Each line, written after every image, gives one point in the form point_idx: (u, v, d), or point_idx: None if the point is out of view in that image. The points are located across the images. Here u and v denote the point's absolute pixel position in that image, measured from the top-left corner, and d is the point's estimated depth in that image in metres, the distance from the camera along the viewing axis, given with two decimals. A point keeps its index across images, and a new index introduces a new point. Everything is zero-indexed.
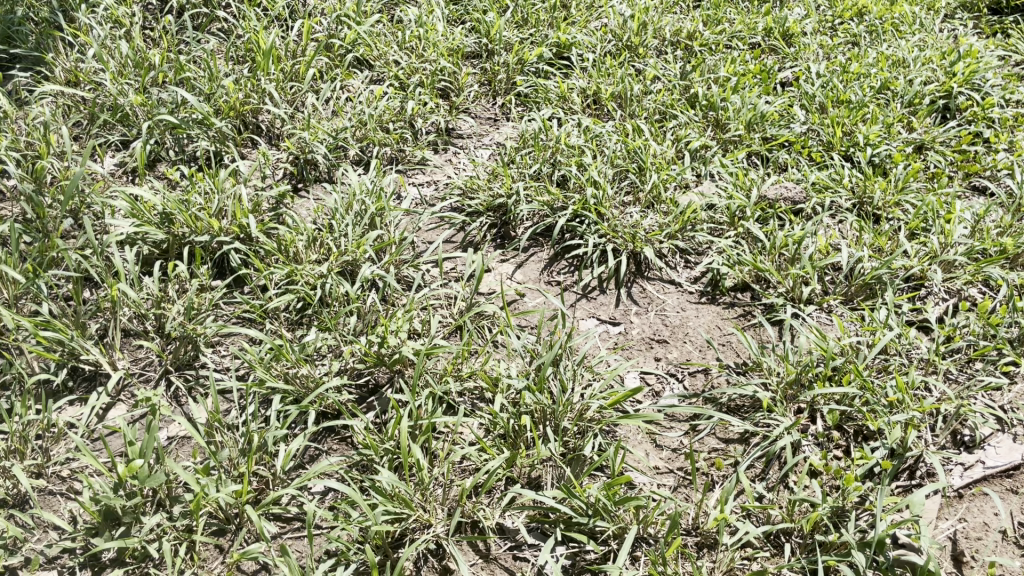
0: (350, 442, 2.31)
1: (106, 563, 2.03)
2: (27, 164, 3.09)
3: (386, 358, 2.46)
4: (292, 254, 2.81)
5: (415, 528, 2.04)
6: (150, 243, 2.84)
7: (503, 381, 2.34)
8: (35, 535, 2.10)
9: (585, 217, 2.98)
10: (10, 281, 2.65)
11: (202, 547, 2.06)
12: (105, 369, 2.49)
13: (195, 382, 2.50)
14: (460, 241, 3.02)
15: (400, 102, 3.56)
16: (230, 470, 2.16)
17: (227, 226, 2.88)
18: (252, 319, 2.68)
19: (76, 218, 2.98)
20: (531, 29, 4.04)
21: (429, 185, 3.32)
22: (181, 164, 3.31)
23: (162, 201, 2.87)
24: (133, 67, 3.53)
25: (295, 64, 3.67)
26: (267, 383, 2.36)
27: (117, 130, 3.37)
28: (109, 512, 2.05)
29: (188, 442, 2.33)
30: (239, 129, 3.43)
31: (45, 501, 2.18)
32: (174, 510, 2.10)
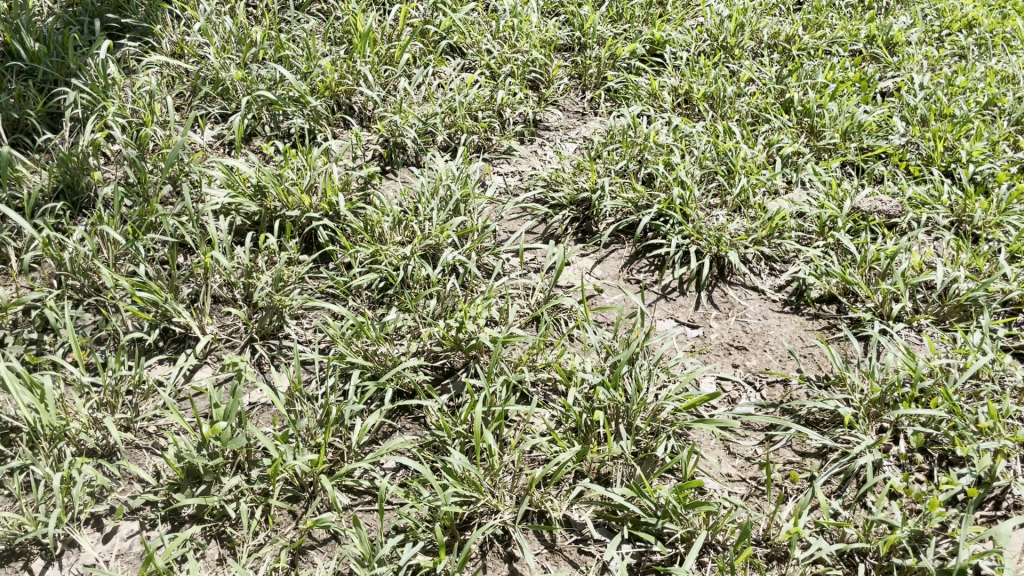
0: (423, 423, 2.35)
1: (185, 518, 2.11)
2: (132, 131, 3.22)
3: (463, 343, 2.48)
4: (377, 235, 2.86)
5: (483, 512, 2.06)
6: (243, 215, 2.93)
7: (578, 374, 2.34)
8: (121, 486, 2.19)
9: (670, 216, 2.94)
10: (110, 242, 2.77)
11: (276, 512, 2.13)
12: (194, 332, 2.58)
13: (278, 352, 2.58)
14: (541, 233, 3.02)
15: (491, 90, 3.57)
16: (307, 439, 2.23)
17: (317, 202, 2.96)
18: (336, 295, 2.74)
19: (174, 185, 3.09)
20: (624, 25, 4.01)
21: (513, 175, 3.33)
22: (276, 139, 3.40)
23: (256, 174, 2.97)
24: (236, 43, 3.64)
25: (390, 48, 3.73)
26: (347, 357, 2.42)
27: (217, 103, 3.48)
28: (191, 470, 2.14)
29: (268, 409, 2.40)
30: (333, 109, 3.51)
31: (132, 454, 2.27)
32: (252, 473, 2.17)
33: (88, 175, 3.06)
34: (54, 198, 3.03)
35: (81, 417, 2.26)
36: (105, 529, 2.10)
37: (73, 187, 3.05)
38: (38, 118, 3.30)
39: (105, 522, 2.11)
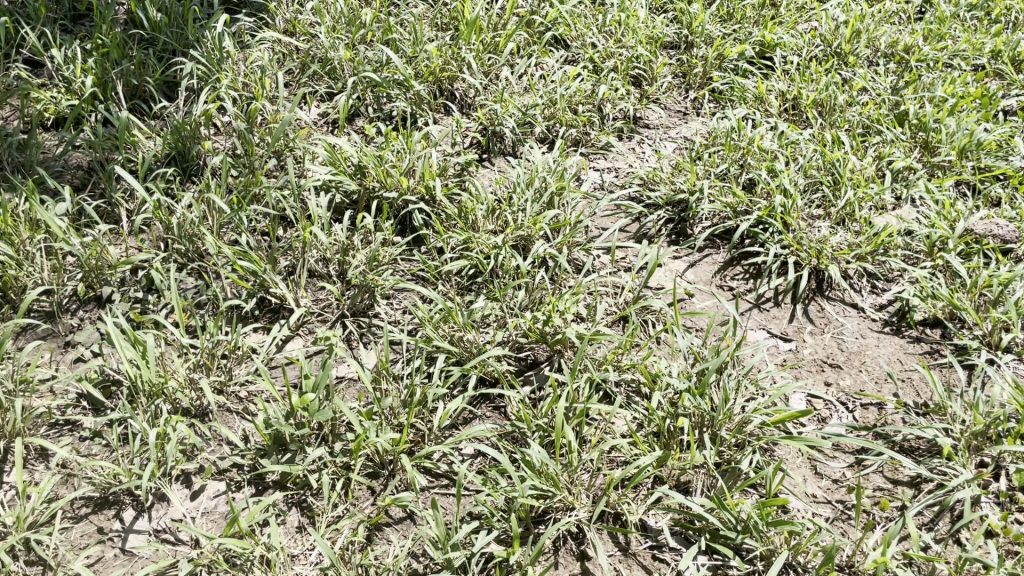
0: (503, 412, 2.36)
1: (269, 484, 2.17)
2: (243, 104, 3.33)
3: (549, 336, 2.47)
4: (470, 222, 2.87)
5: (559, 508, 2.06)
6: (342, 193, 2.99)
7: (664, 378, 2.30)
8: (211, 446, 2.26)
9: (769, 224, 2.86)
10: (216, 210, 2.87)
11: (356, 486, 2.17)
12: (289, 304, 2.65)
13: (367, 330, 2.63)
14: (634, 232, 2.98)
15: (593, 85, 3.54)
16: (390, 418, 2.26)
17: (414, 185, 3.00)
18: (426, 279, 2.77)
19: (279, 159, 3.17)
20: (734, 25, 3.92)
21: (610, 171, 3.29)
22: (378, 121, 3.45)
23: (358, 153, 3.03)
24: (346, 24, 3.71)
25: (496, 37, 3.75)
26: (434, 341, 2.45)
27: (324, 82, 3.56)
28: (278, 438, 2.21)
29: (354, 385, 2.45)
30: (435, 94, 3.54)
31: (223, 417, 2.35)
32: (336, 447, 2.21)
33: (199, 144, 3.17)
34: (166, 163, 3.15)
35: (178, 376, 2.35)
36: (193, 486, 2.18)
37: (184, 155, 3.17)
38: (156, 87, 3.45)
39: (193, 479, 2.19)
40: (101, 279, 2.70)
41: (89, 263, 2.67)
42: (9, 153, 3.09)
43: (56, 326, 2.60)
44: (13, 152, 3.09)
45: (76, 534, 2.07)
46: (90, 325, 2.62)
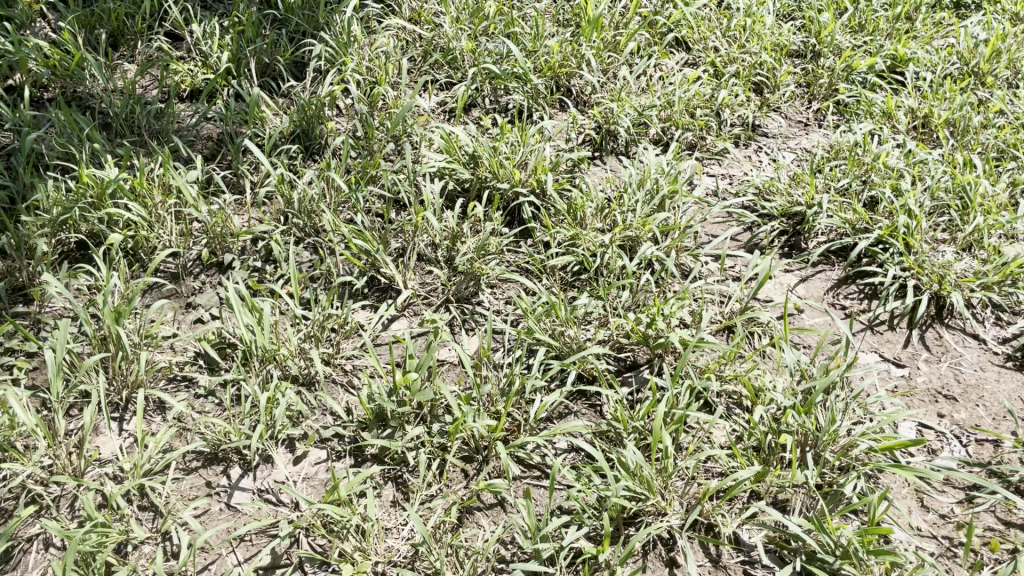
0: (599, 411, 2.35)
1: (368, 457, 2.25)
2: (366, 88, 3.43)
3: (650, 339, 2.44)
4: (579, 218, 2.87)
5: (651, 512, 2.04)
6: (456, 180, 3.05)
7: (767, 393, 2.25)
8: (315, 414, 2.36)
9: (890, 245, 2.76)
10: (335, 189, 2.97)
11: (451, 468, 2.22)
12: (397, 285, 2.73)
13: (470, 316, 2.67)
14: (746, 241, 2.92)
15: (713, 89, 3.49)
16: (488, 405, 2.30)
17: (526, 178, 3.02)
18: (531, 272, 2.79)
19: (397, 144, 3.25)
20: (866, 36, 3.79)
21: (724, 178, 3.24)
22: (494, 112, 3.49)
23: (473, 143, 3.07)
24: (470, 15, 3.76)
25: (617, 36, 3.73)
26: (535, 333, 2.46)
27: (444, 71, 3.63)
28: (380, 413, 2.28)
29: (455, 369, 2.51)
30: (552, 89, 3.56)
31: (329, 388, 2.45)
32: (433, 427, 2.28)
33: (322, 124, 3.28)
34: (290, 140, 3.28)
35: (290, 344, 2.45)
36: (296, 451, 2.27)
37: (308, 133, 3.29)
38: (285, 66, 3.58)
39: (297, 445, 2.28)
40: (223, 247, 2.83)
41: (215, 230, 2.81)
42: (147, 121, 3.27)
43: (180, 287, 2.75)
44: (151, 120, 3.27)
45: (186, 485, 2.17)
46: (211, 289, 2.75)
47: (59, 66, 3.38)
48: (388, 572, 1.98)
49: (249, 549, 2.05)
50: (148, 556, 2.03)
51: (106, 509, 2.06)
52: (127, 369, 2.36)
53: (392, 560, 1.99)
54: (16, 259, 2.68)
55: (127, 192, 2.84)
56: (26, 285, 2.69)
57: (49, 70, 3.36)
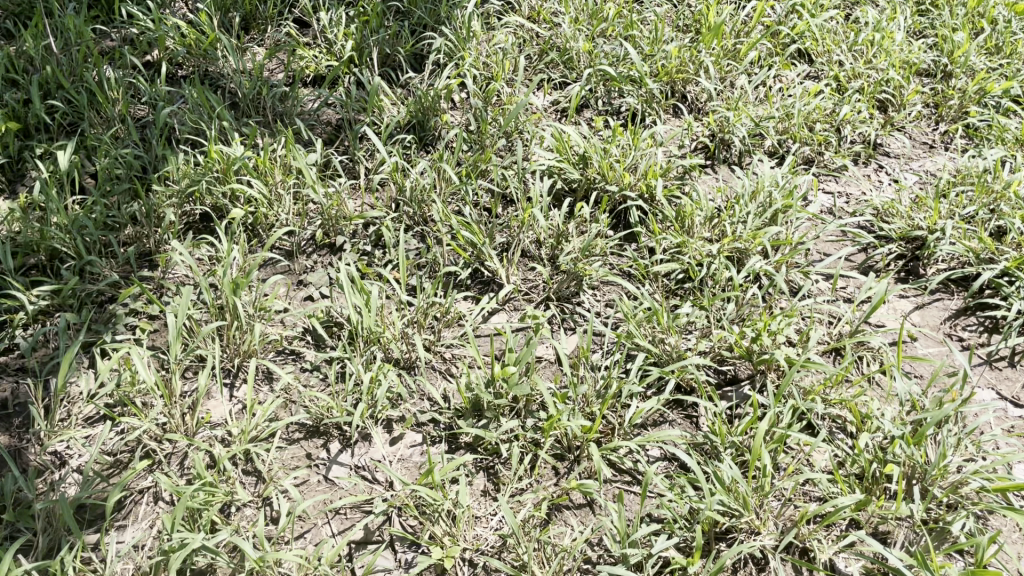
0: (695, 422, 2.33)
1: (461, 445, 2.29)
2: (482, 84, 3.47)
3: (753, 355, 2.40)
4: (686, 226, 2.84)
5: (744, 529, 2.01)
6: (564, 180, 3.05)
7: (874, 420, 2.18)
8: (413, 399, 2.42)
9: (1017, 278, 2.62)
10: (446, 180, 3.03)
11: (543, 464, 2.23)
12: (500, 279, 2.77)
13: (570, 316, 2.68)
14: (859, 262, 2.83)
15: (834, 103, 3.39)
16: (583, 405, 2.31)
17: (635, 182, 3.00)
18: (634, 276, 2.77)
19: (508, 140, 3.27)
20: (1003, 59, 3.61)
21: (840, 196, 3.15)
22: (606, 114, 3.48)
23: (584, 144, 3.08)
24: (589, 16, 3.77)
25: (737, 44, 3.67)
26: (635, 338, 2.44)
27: (559, 70, 3.64)
28: (477, 403, 2.32)
29: (552, 366, 2.52)
30: (667, 94, 3.52)
31: (428, 374, 2.50)
32: (527, 421, 2.30)
33: (437, 116, 3.35)
34: (406, 130, 3.35)
35: (394, 328, 2.52)
36: (393, 433, 2.34)
37: (423, 124, 3.36)
38: (405, 58, 3.67)
39: (394, 427, 2.35)
40: (336, 229, 2.93)
41: (329, 213, 2.92)
42: (272, 103, 3.40)
43: (293, 265, 2.86)
44: (275, 102, 3.40)
45: (288, 455, 2.27)
46: (321, 269, 2.86)
47: (194, 46, 3.55)
48: (475, 560, 2.03)
49: (343, 523, 2.12)
50: (249, 518, 2.13)
51: (213, 470, 2.17)
52: (241, 338, 2.48)
53: (481, 549, 2.04)
54: (146, 226, 2.84)
55: (250, 170, 2.97)
56: (152, 251, 2.84)
57: (185, 49, 3.53)
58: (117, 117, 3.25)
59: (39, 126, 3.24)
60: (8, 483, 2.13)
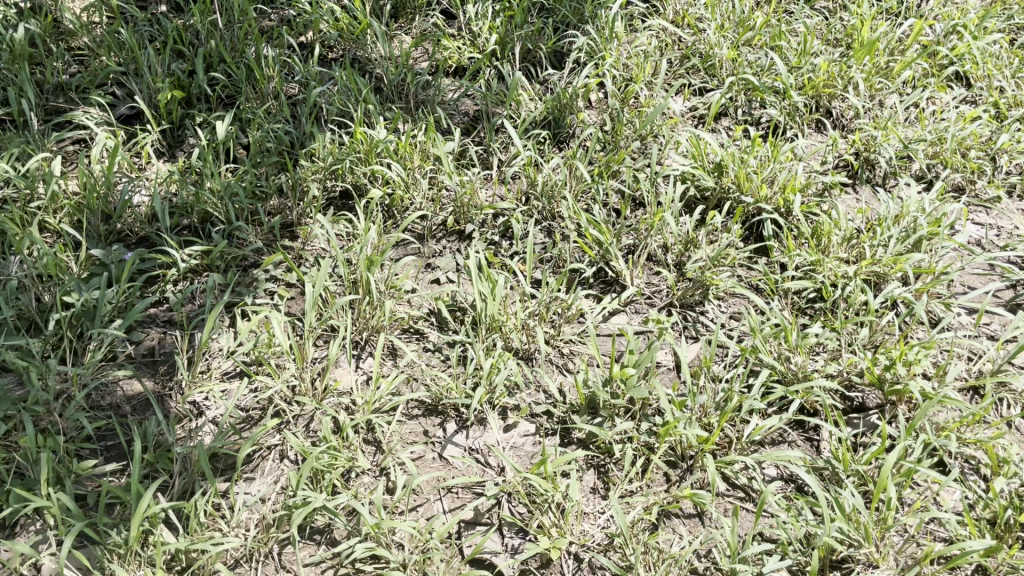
0: (816, 446, 2.27)
1: (574, 440, 2.31)
2: (621, 85, 3.47)
3: (885, 383, 2.33)
4: (822, 245, 2.76)
5: (860, 560, 1.96)
6: (698, 187, 3.01)
7: (1012, 465, 2.08)
8: (529, 389, 2.46)
9: None
10: (578, 178, 3.05)
11: (655, 468, 2.23)
12: (623, 281, 2.76)
13: (692, 324, 2.65)
14: (1008, 300, 2.69)
15: (992, 131, 3.22)
16: (700, 415, 2.28)
17: (772, 196, 2.93)
18: (762, 290, 2.72)
19: (643, 142, 3.26)
20: None
21: (991, 228, 2.99)
22: (745, 124, 3.42)
23: (722, 152, 3.03)
24: (735, 24, 3.71)
25: (891, 62, 3.53)
26: (760, 353, 2.40)
27: (700, 76, 3.60)
28: (593, 401, 2.33)
29: (671, 372, 2.51)
30: (811, 108, 3.43)
31: (547, 367, 2.54)
32: (642, 425, 2.29)
33: (573, 114, 3.37)
34: (541, 126, 3.39)
35: (516, 318, 2.57)
36: (508, 420, 2.38)
37: (558, 121, 3.38)
38: (546, 54, 3.71)
39: (509, 414, 2.40)
40: (466, 217, 3.00)
41: (462, 200, 2.99)
42: (415, 90, 3.50)
43: (424, 248, 2.95)
44: (418, 90, 3.49)
45: (407, 430, 2.35)
46: (450, 254, 2.93)
47: (346, 31, 3.69)
48: (581, 555, 2.06)
49: (455, 501, 2.19)
50: (367, 486, 2.22)
51: (338, 436, 2.27)
52: (371, 312, 2.59)
53: (587, 544, 2.07)
54: (290, 199, 2.99)
55: (391, 153, 3.08)
56: (293, 223, 2.99)
57: (337, 33, 3.68)
58: (271, 93, 3.42)
59: (200, 96, 3.44)
60: (152, 425, 2.28)
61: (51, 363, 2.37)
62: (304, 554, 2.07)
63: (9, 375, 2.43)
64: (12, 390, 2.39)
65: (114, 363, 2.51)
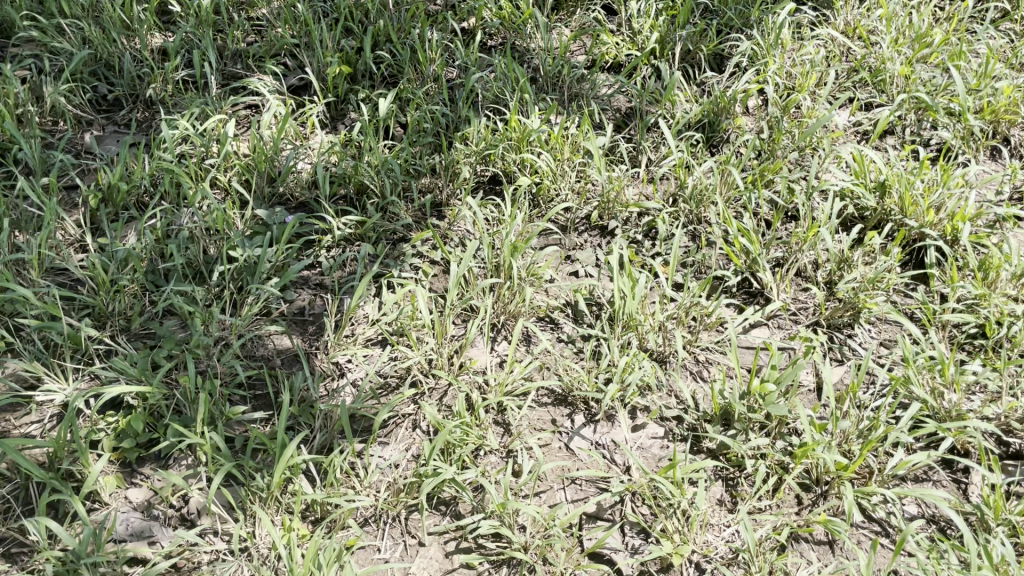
0: (964, 489, 2.17)
1: (704, 449, 2.28)
2: (784, 93, 3.37)
3: None
4: (989, 279, 2.60)
5: None
6: (857, 205, 2.90)
7: None
8: (662, 392, 2.43)
9: None
10: (731, 184, 2.98)
11: (787, 488, 2.17)
12: (769, 293, 2.68)
13: (839, 346, 2.56)
14: None
15: None
16: (840, 441, 2.20)
17: (939, 222, 2.79)
18: (919, 320, 2.60)
19: (801, 154, 3.16)
20: None
21: None
22: (913, 144, 3.26)
23: (886, 171, 2.90)
24: (912, 38, 3.53)
25: None
26: (912, 385, 2.29)
27: (868, 90, 3.45)
28: (727, 412, 2.29)
29: (812, 393, 2.43)
30: (987, 133, 3.23)
31: (681, 372, 2.51)
32: (777, 443, 2.24)
33: (730, 119, 3.29)
34: (696, 128, 3.33)
35: (654, 319, 2.54)
36: (638, 421, 2.37)
37: (713, 125, 3.32)
38: (707, 56, 3.64)
39: (639, 415, 2.38)
40: (611, 213, 2.99)
41: (609, 196, 2.98)
42: (571, 82, 3.51)
43: (567, 239, 2.97)
44: (573, 83, 3.50)
45: (536, 416, 2.38)
46: (592, 248, 2.93)
47: (508, 19, 3.73)
48: (703, 565, 2.03)
49: (578, 493, 2.21)
50: (494, 465, 2.27)
51: (471, 414, 2.33)
52: (511, 297, 2.63)
53: (709, 556, 2.04)
54: (442, 179, 3.07)
55: (544, 143, 3.11)
56: (442, 203, 3.07)
57: (500, 21, 3.73)
58: (431, 75, 3.51)
59: (365, 73, 3.56)
60: (299, 380, 2.40)
61: (213, 312, 2.53)
62: (430, 522, 2.14)
63: (174, 318, 2.61)
64: (176, 332, 2.56)
65: (268, 317, 2.65)
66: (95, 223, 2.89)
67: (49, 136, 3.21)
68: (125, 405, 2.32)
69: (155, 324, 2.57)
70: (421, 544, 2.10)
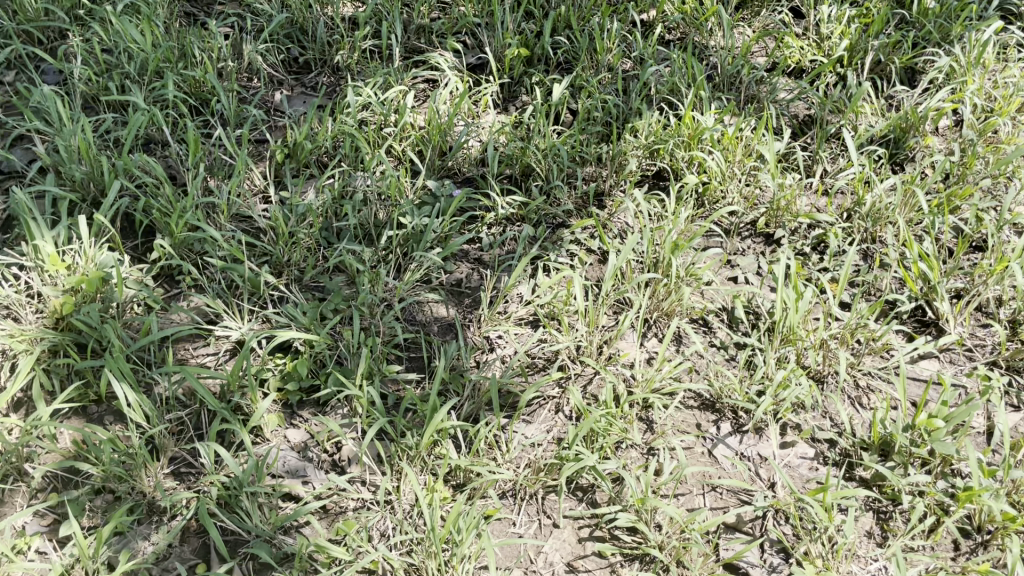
0: None
1: (856, 477, 2.20)
2: (982, 115, 3.16)
3: None
4: None
5: None
6: None
7: None
8: (816, 412, 2.36)
9: None
10: (913, 207, 2.83)
11: (943, 531, 2.07)
12: (943, 325, 2.54)
13: (1017, 390, 2.41)
14: None
15: None
16: (1010, 490, 2.07)
17: None
18: None
19: (994, 182, 2.96)
20: None
21: None
22: None
23: None
24: None
25: None
26: None
27: None
28: (887, 442, 2.19)
29: (982, 436, 2.29)
30: None
31: (839, 394, 2.42)
32: (938, 482, 2.13)
33: (918, 137, 3.12)
34: (879, 143, 3.17)
35: (816, 336, 2.45)
36: (787, 437, 2.31)
37: (899, 141, 3.15)
38: (898, 69, 3.45)
39: (789, 431, 2.32)
40: (778, 221, 2.91)
41: (779, 205, 2.90)
42: (749, 84, 3.42)
43: (729, 243, 2.91)
44: (751, 84, 3.40)
45: (681, 418, 2.35)
46: (754, 255, 2.86)
47: (690, 14, 3.66)
48: None
49: (718, 501, 2.18)
50: (634, 460, 2.26)
51: (618, 405, 2.33)
52: (666, 295, 2.60)
53: None
54: (609, 169, 3.06)
55: (716, 142, 3.05)
56: (605, 193, 3.06)
57: (681, 16, 3.66)
58: (607, 65, 3.50)
59: (541, 57, 3.59)
60: (453, 349, 2.47)
61: (379, 273, 2.64)
62: (566, 505, 2.17)
63: (342, 275, 2.73)
64: (343, 288, 2.69)
65: (427, 285, 2.74)
66: (278, 177, 3.06)
67: (244, 91, 3.40)
68: (292, 351, 2.46)
69: (325, 278, 2.71)
70: (555, 525, 2.13)
